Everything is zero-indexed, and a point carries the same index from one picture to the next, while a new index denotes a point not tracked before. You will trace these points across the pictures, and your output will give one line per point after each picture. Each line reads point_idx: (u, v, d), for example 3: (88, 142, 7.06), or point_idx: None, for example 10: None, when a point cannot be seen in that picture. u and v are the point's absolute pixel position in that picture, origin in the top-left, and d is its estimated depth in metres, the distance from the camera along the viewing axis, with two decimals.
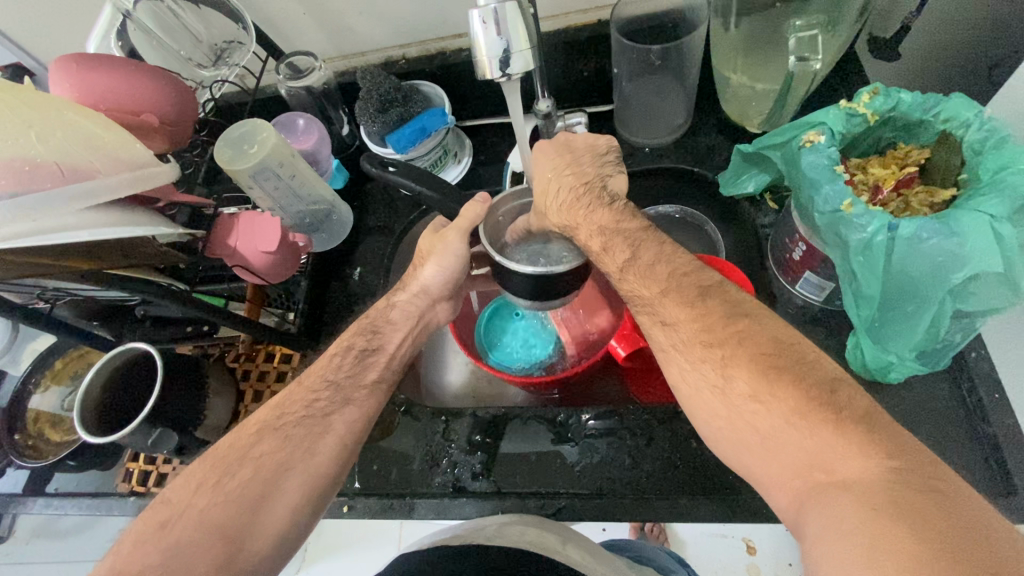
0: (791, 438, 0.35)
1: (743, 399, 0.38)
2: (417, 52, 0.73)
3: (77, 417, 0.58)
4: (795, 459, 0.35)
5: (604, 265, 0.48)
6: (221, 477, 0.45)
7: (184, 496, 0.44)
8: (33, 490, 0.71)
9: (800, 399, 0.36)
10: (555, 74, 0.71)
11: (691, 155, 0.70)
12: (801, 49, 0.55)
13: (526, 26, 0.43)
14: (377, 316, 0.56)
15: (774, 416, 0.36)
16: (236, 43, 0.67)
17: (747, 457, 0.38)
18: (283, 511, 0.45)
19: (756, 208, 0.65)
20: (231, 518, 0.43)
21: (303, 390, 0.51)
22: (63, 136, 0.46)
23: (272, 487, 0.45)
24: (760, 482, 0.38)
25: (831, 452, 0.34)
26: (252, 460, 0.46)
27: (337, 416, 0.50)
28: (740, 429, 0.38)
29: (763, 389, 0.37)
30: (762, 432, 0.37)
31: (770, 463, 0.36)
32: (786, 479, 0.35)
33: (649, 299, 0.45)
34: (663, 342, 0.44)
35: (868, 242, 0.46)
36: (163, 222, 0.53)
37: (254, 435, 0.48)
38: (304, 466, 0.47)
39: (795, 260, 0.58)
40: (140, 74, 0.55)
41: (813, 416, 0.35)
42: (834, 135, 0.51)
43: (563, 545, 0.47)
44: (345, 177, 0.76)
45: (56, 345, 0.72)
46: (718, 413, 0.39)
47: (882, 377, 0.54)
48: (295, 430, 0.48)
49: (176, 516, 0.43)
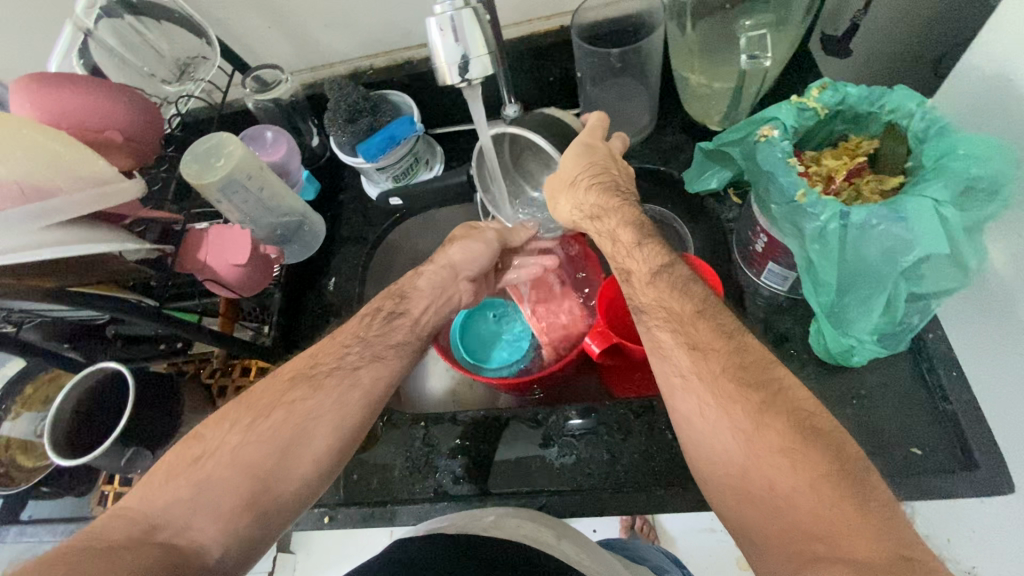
0: (806, 503, 0.35)
1: (768, 448, 0.38)
2: (385, 62, 0.74)
3: (47, 441, 0.57)
4: (803, 526, 0.35)
5: (632, 262, 0.51)
6: (258, 418, 0.46)
7: (220, 432, 0.45)
8: (7, 519, 0.69)
9: (825, 460, 0.36)
10: (521, 79, 0.72)
11: (656, 154, 0.72)
12: (752, 48, 0.58)
13: (482, 33, 0.44)
14: (405, 283, 0.58)
15: (796, 479, 0.36)
16: (199, 58, 0.67)
17: (747, 512, 0.38)
18: (310, 462, 0.45)
19: (720, 203, 0.68)
20: (265, 456, 0.44)
21: (338, 344, 0.52)
22: (26, 160, 0.45)
23: (305, 431, 0.46)
24: (749, 545, 0.38)
25: (843, 526, 0.34)
26: (289, 402, 0.47)
27: (367, 369, 0.50)
28: (757, 470, 0.38)
29: (791, 441, 0.38)
30: (778, 488, 0.37)
31: (770, 526, 0.36)
32: (782, 541, 0.36)
33: (678, 316, 0.46)
34: (681, 367, 0.44)
35: (822, 230, 0.47)
36: (130, 239, 0.53)
37: (291, 380, 0.49)
38: (335, 411, 0.47)
39: (758, 252, 0.59)
40: (104, 92, 0.54)
41: (837, 488, 0.35)
42: (787, 130, 0.52)
43: (559, 541, 0.47)
44: (316, 188, 0.76)
45: (25, 370, 0.71)
46: (734, 457, 0.39)
47: (845, 361, 0.55)
48: (328, 379, 0.49)
49: (208, 453, 0.44)
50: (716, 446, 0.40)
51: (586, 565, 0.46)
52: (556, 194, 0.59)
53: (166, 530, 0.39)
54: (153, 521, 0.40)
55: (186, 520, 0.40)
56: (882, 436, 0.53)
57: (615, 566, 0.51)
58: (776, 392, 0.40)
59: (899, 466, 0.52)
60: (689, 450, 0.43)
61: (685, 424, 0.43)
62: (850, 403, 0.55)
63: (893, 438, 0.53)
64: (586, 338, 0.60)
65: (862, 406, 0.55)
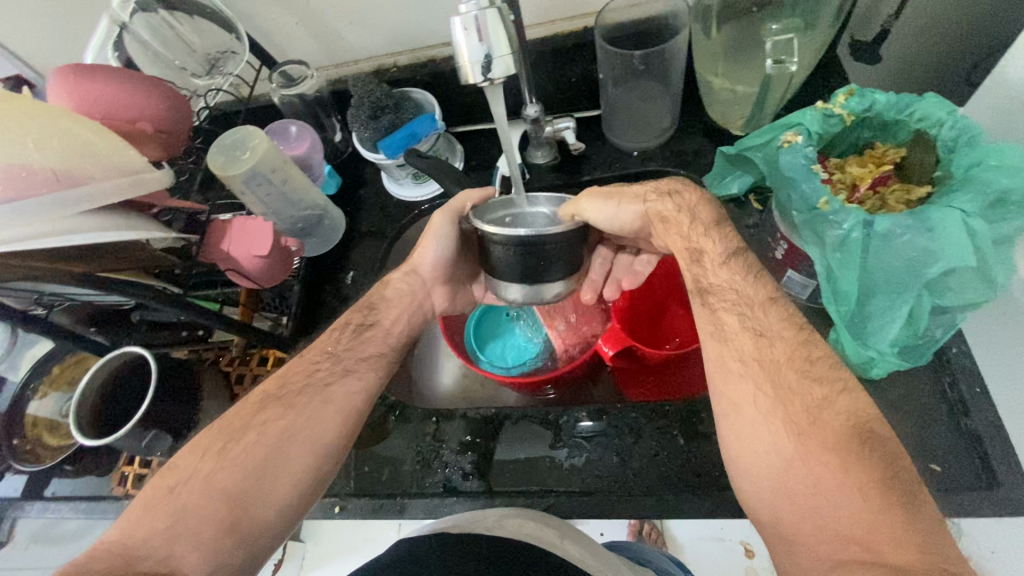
0: (852, 506, 0.35)
1: (821, 444, 0.38)
2: (409, 60, 0.74)
3: (71, 420, 0.59)
4: (844, 529, 0.35)
5: (707, 243, 0.50)
6: (228, 443, 0.47)
7: (190, 462, 0.46)
8: (31, 494, 0.71)
9: (875, 467, 0.36)
10: (542, 79, 0.72)
11: (677, 157, 0.71)
12: (778, 52, 0.58)
13: (506, 32, 0.44)
14: (373, 296, 0.60)
15: (846, 479, 0.36)
16: (229, 53, 0.68)
17: (783, 506, 0.38)
18: (290, 481, 0.46)
19: (742, 209, 0.67)
20: (238, 483, 0.44)
21: (305, 362, 0.53)
22: (62, 148, 0.46)
23: (279, 452, 0.47)
24: (783, 542, 0.38)
25: (886, 536, 0.34)
26: (257, 426, 0.48)
27: (337, 386, 0.52)
28: (803, 468, 0.38)
29: (845, 444, 0.37)
30: (822, 488, 0.36)
31: (804, 522, 0.37)
32: (820, 542, 0.35)
33: (750, 299, 0.46)
34: (744, 351, 0.44)
35: (843, 238, 0.47)
36: (157, 228, 0.54)
37: (256, 408, 0.49)
38: (309, 432, 0.48)
39: (778, 258, 0.58)
40: (137, 84, 0.56)
41: (880, 496, 0.35)
42: (811, 136, 0.51)
43: (562, 540, 0.48)
44: (337, 183, 0.78)
45: (53, 352, 0.73)
46: (782, 450, 0.39)
47: (864, 373, 0.54)
48: (300, 400, 0.50)
49: (186, 479, 0.45)
50: (755, 453, 0.40)
51: (589, 564, 0.46)
52: (616, 193, 0.51)
53: (145, 563, 0.40)
54: (134, 555, 0.41)
55: (168, 550, 0.41)
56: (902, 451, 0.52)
57: (619, 567, 0.52)
58: (813, 408, 0.40)
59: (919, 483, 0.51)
60: (725, 438, 0.42)
61: None
62: None
63: (909, 452, 0.52)
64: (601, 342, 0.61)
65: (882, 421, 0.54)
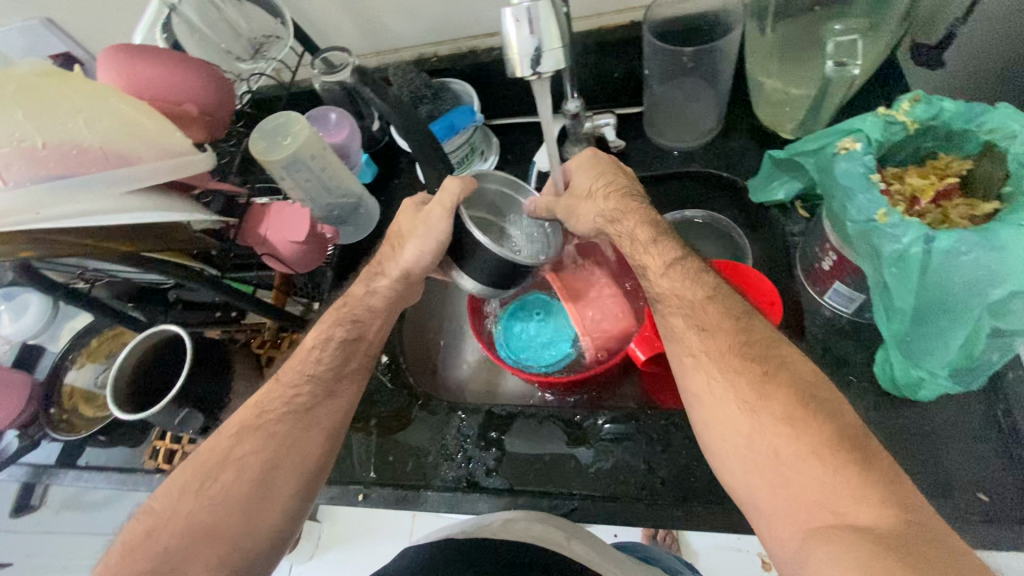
0: (810, 471, 0.38)
1: (772, 417, 0.41)
2: (450, 50, 0.74)
3: (109, 394, 0.60)
4: (811, 496, 0.38)
5: (648, 258, 0.49)
6: (206, 481, 0.48)
7: (167, 504, 0.48)
8: (65, 462, 0.73)
9: (824, 431, 0.39)
10: (585, 73, 0.71)
11: (719, 159, 0.69)
12: (839, 53, 0.54)
13: (557, 24, 0.43)
14: (358, 304, 0.56)
15: (799, 447, 0.39)
16: (273, 37, 0.69)
17: (755, 483, 0.40)
18: (276, 511, 0.48)
19: (786, 215, 0.64)
20: (221, 520, 0.46)
21: (283, 385, 0.52)
22: (113, 127, 0.47)
23: (257, 487, 0.48)
24: (757, 515, 0.40)
25: (848, 497, 0.37)
26: (234, 462, 0.49)
27: (320, 409, 0.52)
28: (753, 440, 0.41)
29: (793, 411, 0.40)
30: (782, 459, 0.39)
31: (776, 496, 0.39)
32: (791, 514, 0.38)
33: (690, 302, 0.47)
34: (693, 347, 0.46)
35: (902, 253, 0.44)
36: (199, 209, 0.55)
37: (233, 438, 0.50)
38: (292, 461, 0.49)
39: (825, 269, 0.56)
40: (184, 66, 0.56)
41: (836, 456, 0.38)
42: (870, 143, 0.49)
43: (568, 540, 0.49)
44: (373, 172, 0.78)
45: (92, 325, 0.76)
46: (740, 429, 0.42)
47: (911, 395, 0.52)
48: (276, 426, 0.50)
49: (160, 525, 0.47)
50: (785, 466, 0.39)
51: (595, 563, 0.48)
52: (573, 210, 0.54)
53: None
54: None
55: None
56: (946, 476, 0.50)
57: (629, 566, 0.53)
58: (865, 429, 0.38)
59: (961, 510, 0.48)
60: (702, 434, 0.44)
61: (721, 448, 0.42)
62: (914, 439, 0.52)
63: (955, 478, 0.50)
64: (631, 344, 0.60)
65: (926, 443, 0.52)
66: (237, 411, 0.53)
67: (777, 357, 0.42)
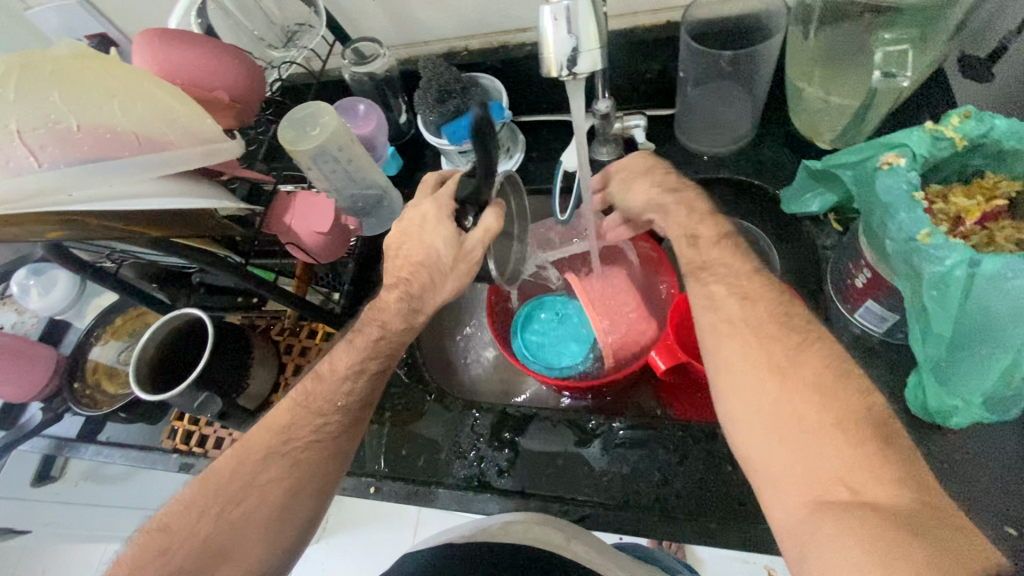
0: (831, 442, 0.37)
1: (801, 383, 0.40)
2: (481, 44, 0.73)
3: (132, 372, 0.61)
4: (829, 471, 0.37)
5: (703, 227, 0.49)
6: (227, 505, 0.48)
7: (185, 524, 0.47)
8: (86, 437, 0.75)
9: (853, 404, 0.38)
10: (618, 73, 0.69)
11: (751, 166, 0.68)
12: (889, 64, 0.53)
13: (596, 25, 0.42)
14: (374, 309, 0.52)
15: (824, 417, 0.38)
16: (306, 26, 0.68)
17: (772, 447, 0.39)
18: (291, 534, 0.49)
19: (818, 227, 0.63)
20: (239, 546, 0.47)
21: (312, 414, 0.50)
22: (146, 113, 0.47)
23: (281, 511, 0.48)
24: (764, 482, 0.39)
25: (867, 474, 0.36)
26: (259, 487, 0.48)
27: (340, 438, 0.51)
28: (775, 408, 0.40)
29: (826, 378, 0.40)
30: (806, 428, 0.38)
31: (791, 465, 0.38)
32: (805, 484, 0.37)
33: (735, 271, 0.47)
34: (732, 313, 0.45)
35: (945, 275, 0.42)
36: (225, 195, 0.54)
37: (261, 461, 0.49)
38: (314, 484, 0.49)
39: (857, 287, 0.54)
40: (217, 52, 0.57)
41: (862, 432, 0.37)
42: (914, 159, 0.47)
43: (567, 543, 0.51)
44: (398, 164, 0.77)
45: (117, 303, 0.77)
46: (767, 391, 0.41)
47: (943, 422, 0.49)
48: (302, 454, 0.49)
49: (174, 546, 0.47)
50: (818, 449, 0.37)
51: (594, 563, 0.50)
52: (630, 180, 0.55)
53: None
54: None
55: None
56: (972, 506, 0.49)
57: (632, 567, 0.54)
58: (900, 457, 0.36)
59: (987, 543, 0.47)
60: (721, 394, 0.43)
61: (748, 426, 0.41)
62: (940, 466, 0.50)
63: (981, 509, 0.48)
64: (652, 352, 0.58)
65: (952, 471, 0.50)
66: (258, 432, 0.51)
67: (814, 357, 0.41)
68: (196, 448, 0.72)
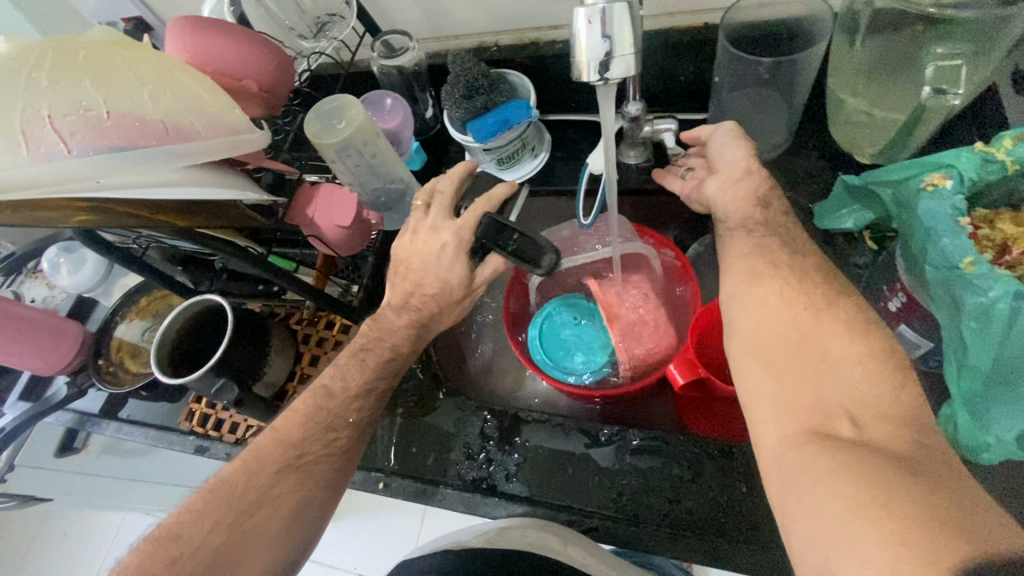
0: (847, 379, 0.40)
1: (833, 319, 0.42)
2: (511, 40, 0.72)
3: (153, 352, 0.62)
4: (834, 402, 0.39)
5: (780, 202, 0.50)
6: (240, 516, 0.47)
7: (193, 533, 0.46)
8: (108, 413, 0.77)
9: (876, 348, 0.41)
10: (650, 74, 0.67)
11: (784, 177, 0.65)
12: (941, 80, 0.52)
13: (632, 29, 0.41)
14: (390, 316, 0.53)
15: (847, 354, 0.41)
16: (336, 17, 0.68)
17: (785, 371, 0.42)
18: (292, 542, 0.48)
19: (852, 245, 0.60)
20: (242, 556, 0.46)
21: (324, 429, 0.51)
22: (173, 103, 0.48)
23: (290, 524, 0.48)
24: (766, 407, 0.41)
25: (871, 410, 0.38)
26: (270, 501, 0.48)
27: (343, 450, 0.52)
28: (788, 354, 0.42)
29: (855, 320, 0.42)
30: (828, 359, 0.41)
31: (800, 392, 0.40)
32: (808, 409, 0.40)
33: (792, 236, 0.49)
34: (778, 258, 0.47)
35: (987, 308, 0.40)
36: (248, 186, 0.54)
37: (275, 474, 0.49)
38: (321, 499, 0.50)
39: (891, 310, 0.52)
40: (246, 41, 0.56)
41: (877, 372, 0.40)
42: (962, 181, 0.45)
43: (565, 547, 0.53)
44: (422, 160, 0.77)
45: (143, 284, 0.79)
46: (798, 322, 0.43)
47: (975, 457, 0.46)
48: (314, 469, 0.50)
49: (184, 556, 0.45)
50: (834, 381, 0.40)
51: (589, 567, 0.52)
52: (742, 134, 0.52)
53: None
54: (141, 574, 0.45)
55: None
56: None
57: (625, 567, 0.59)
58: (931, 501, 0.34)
59: None
60: (745, 319, 0.45)
61: (769, 351, 0.43)
62: None
63: None
64: (671, 366, 0.57)
65: None
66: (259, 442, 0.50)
67: (848, 304, 0.43)
68: (212, 431, 0.73)
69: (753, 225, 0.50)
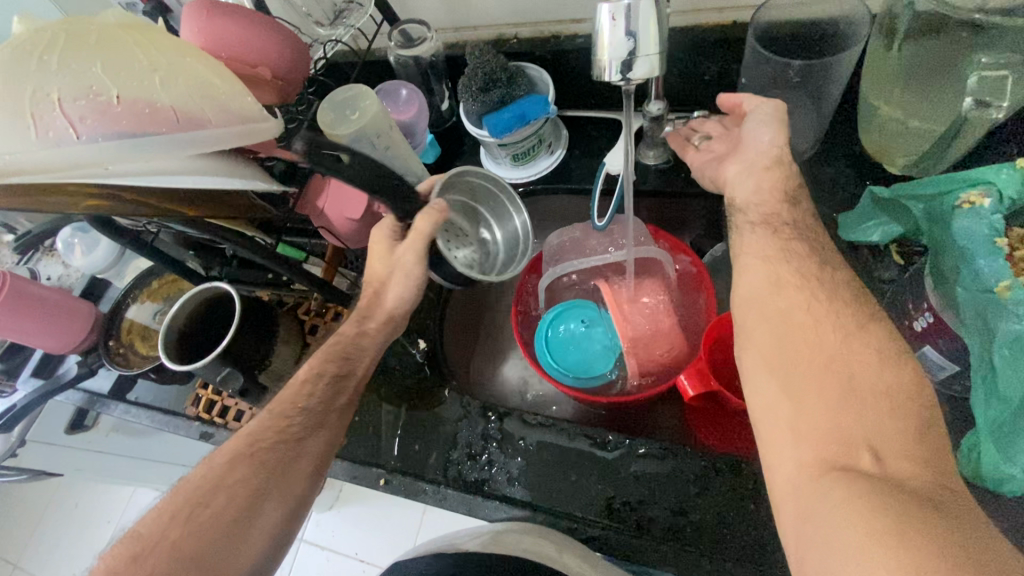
0: (875, 414, 0.38)
1: (864, 346, 0.40)
2: (531, 33, 0.70)
3: (160, 341, 0.62)
4: (858, 435, 0.37)
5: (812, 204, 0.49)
6: (196, 508, 0.48)
7: (158, 529, 0.47)
8: (116, 395, 0.78)
9: (907, 381, 0.39)
10: (674, 73, 0.65)
11: (810, 184, 0.62)
12: (982, 90, 0.48)
13: (657, 27, 0.39)
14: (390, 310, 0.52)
15: (878, 386, 0.39)
16: (354, 3, 0.67)
17: (807, 400, 0.40)
18: (259, 537, 0.48)
19: (878, 259, 0.57)
20: (210, 547, 0.46)
21: (278, 416, 0.52)
22: (186, 87, 0.46)
23: (247, 512, 0.48)
24: (783, 436, 0.40)
25: (899, 447, 0.36)
26: (226, 487, 0.48)
27: (310, 440, 0.52)
28: (809, 379, 0.40)
29: (888, 348, 0.40)
30: (855, 390, 0.39)
31: (820, 422, 0.39)
32: (830, 441, 0.38)
33: (824, 254, 0.46)
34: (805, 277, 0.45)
35: (1020, 335, 0.39)
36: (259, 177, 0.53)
37: (226, 463, 0.49)
38: (279, 491, 0.50)
39: (916, 330, 0.50)
40: (262, 29, 0.56)
41: (906, 407, 0.38)
42: (1002, 199, 0.43)
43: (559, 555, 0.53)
44: (436, 154, 0.75)
45: (155, 268, 0.79)
46: (827, 347, 0.41)
47: (993, 487, 0.44)
48: (269, 455, 0.50)
49: (145, 552, 0.45)
50: (861, 416, 0.38)
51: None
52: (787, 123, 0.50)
53: None
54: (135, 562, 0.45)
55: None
56: None
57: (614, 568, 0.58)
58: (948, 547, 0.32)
59: None
60: (765, 339, 0.44)
61: (790, 376, 0.41)
62: None
63: None
64: (682, 377, 0.55)
65: None
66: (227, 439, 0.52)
67: (880, 329, 0.41)
68: (218, 418, 0.73)
69: (774, 236, 0.48)
